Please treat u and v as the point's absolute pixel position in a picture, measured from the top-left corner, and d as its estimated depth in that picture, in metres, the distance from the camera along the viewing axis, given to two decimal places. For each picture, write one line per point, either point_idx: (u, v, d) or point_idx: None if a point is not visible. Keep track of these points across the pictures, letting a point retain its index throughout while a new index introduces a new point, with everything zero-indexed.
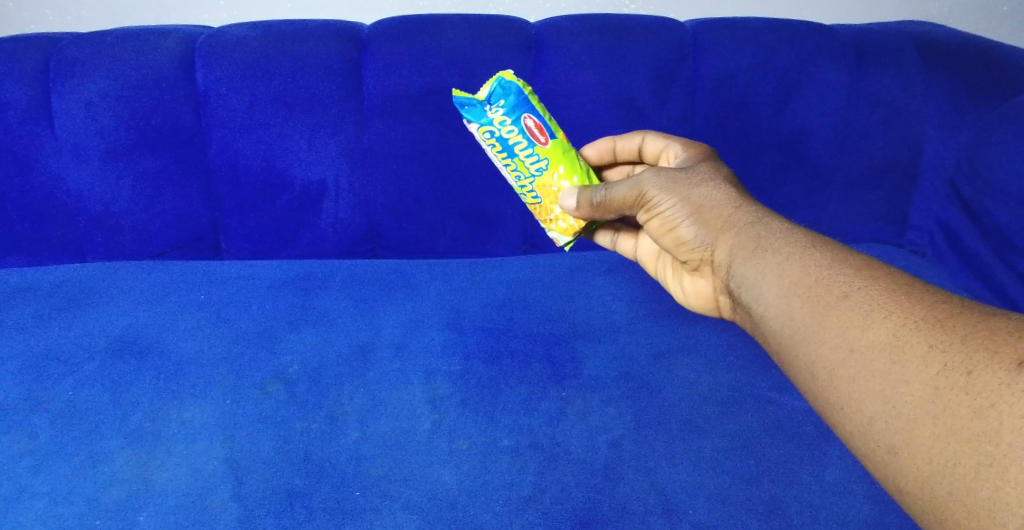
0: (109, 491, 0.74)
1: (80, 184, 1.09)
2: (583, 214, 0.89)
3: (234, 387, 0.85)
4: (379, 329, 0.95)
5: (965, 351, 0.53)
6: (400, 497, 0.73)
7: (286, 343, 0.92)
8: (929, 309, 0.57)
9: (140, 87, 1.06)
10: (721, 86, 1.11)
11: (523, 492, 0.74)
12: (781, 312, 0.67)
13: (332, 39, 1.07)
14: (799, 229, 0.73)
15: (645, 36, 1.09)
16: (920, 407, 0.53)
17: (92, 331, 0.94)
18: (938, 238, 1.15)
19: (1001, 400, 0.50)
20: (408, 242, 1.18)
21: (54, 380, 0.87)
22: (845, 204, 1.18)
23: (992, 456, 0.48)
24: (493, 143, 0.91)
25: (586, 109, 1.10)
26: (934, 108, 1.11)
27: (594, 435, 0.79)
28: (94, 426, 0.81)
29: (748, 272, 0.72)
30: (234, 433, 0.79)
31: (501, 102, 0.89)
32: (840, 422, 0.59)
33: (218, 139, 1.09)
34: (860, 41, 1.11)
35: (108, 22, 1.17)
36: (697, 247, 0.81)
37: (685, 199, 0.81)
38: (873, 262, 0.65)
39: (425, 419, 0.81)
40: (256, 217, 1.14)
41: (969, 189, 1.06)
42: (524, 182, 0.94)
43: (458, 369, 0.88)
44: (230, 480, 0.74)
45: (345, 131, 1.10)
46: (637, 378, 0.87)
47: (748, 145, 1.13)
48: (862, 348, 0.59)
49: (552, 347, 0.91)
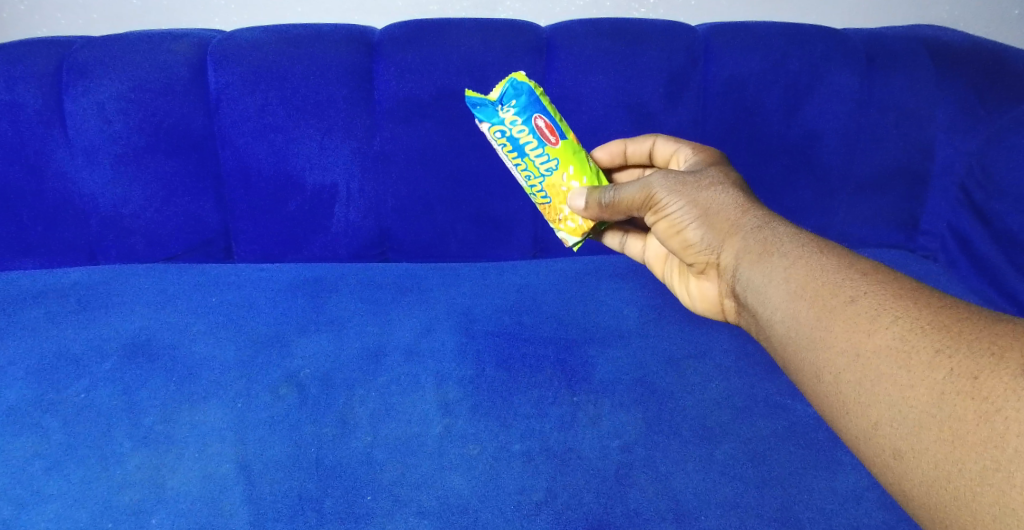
0: (120, 493, 0.77)
1: (94, 187, 1.13)
2: (591, 214, 0.93)
3: (246, 391, 0.89)
4: (391, 335, 0.98)
5: (971, 356, 0.59)
6: (413, 502, 0.77)
7: (297, 346, 0.96)
8: (935, 315, 0.63)
9: (154, 92, 1.09)
10: (732, 90, 1.14)
11: (534, 496, 0.78)
12: (790, 315, 0.73)
13: (344, 43, 1.11)
14: (805, 233, 0.80)
15: (658, 41, 1.12)
16: (924, 409, 0.59)
17: (105, 332, 0.98)
18: (950, 242, 1.19)
19: (1006, 405, 0.54)
20: (420, 247, 1.22)
21: (66, 382, 0.91)
22: (856, 208, 1.22)
23: (997, 461, 0.53)
24: (504, 143, 0.94)
25: (596, 114, 1.14)
26: (944, 112, 1.15)
27: (606, 441, 0.83)
28: (105, 429, 0.84)
29: (754, 275, 0.80)
30: (245, 437, 0.83)
31: (512, 102, 0.92)
32: (848, 424, 0.64)
33: (230, 142, 1.13)
34: (870, 45, 1.15)
35: (119, 26, 1.20)
36: (703, 250, 0.88)
37: (693, 202, 0.88)
38: (881, 268, 0.72)
39: (435, 424, 0.85)
40: (267, 219, 1.17)
41: (980, 194, 1.12)
42: (534, 182, 0.97)
43: (469, 373, 0.92)
44: (243, 483, 0.78)
45: (357, 135, 1.14)
46: (647, 382, 0.91)
47: (761, 150, 1.17)
48: (869, 352, 0.64)
49: (564, 353, 0.95)
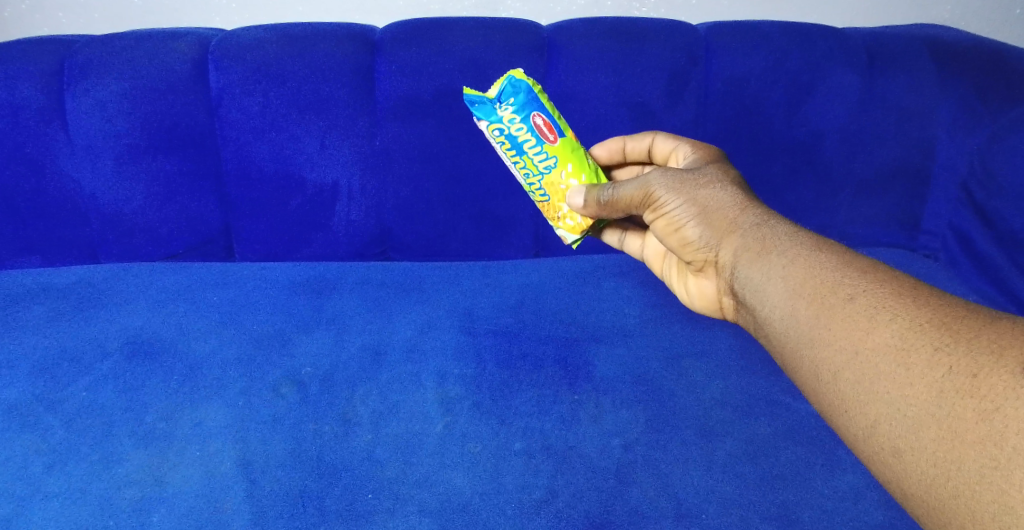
0: (122, 491, 0.80)
1: (95, 186, 1.15)
2: (589, 212, 0.96)
3: (247, 390, 0.91)
4: (391, 332, 1.01)
5: (971, 354, 0.60)
6: (414, 499, 0.79)
7: (297, 344, 0.99)
8: (934, 313, 0.65)
9: (154, 91, 1.11)
10: (733, 89, 1.17)
11: (534, 495, 0.79)
12: (788, 313, 0.75)
13: (344, 42, 1.12)
14: (803, 232, 0.82)
15: (658, 40, 1.14)
16: (924, 407, 0.60)
17: (106, 330, 1.01)
18: (952, 242, 1.21)
19: (1006, 403, 0.56)
20: (419, 245, 1.24)
21: (68, 380, 0.93)
22: (857, 209, 1.25)
23: (997, 459, 0.54)
24: (503, 141, 0.96)
25: (596, 112, 1.16)
26: (945, 110, 1.17)
27: (607, 439, 0.85)
28: (106, 427, 0.87)
29: (752, 274, 0.81)
30: (245, 435, 0.85)
31: (511, 100, 0.94)
32: (846, 422, 0.66)
33: (231, 140, 1.15)
34: (871, 45, 1.17)
35: (119, 25, 1.22)
36: (701, 248, 0.90)
37: (692, 200, 0.89)
38: (880, 266, 0.73)
39: (437, 422, 0.87)
40: (268, 219, 1.20)
41: (981, 193, 1.13)
42: (533, 179, 0.99)
43: (470, 372, 0.95)
44: (244, 481, 0.80)
45: (358, 134, 1.16)
46: (648, 380, 0.94)
47: (762, 149, 1.20)
48: (868, 350, 0.66)
49: (564, 351, 0.98)
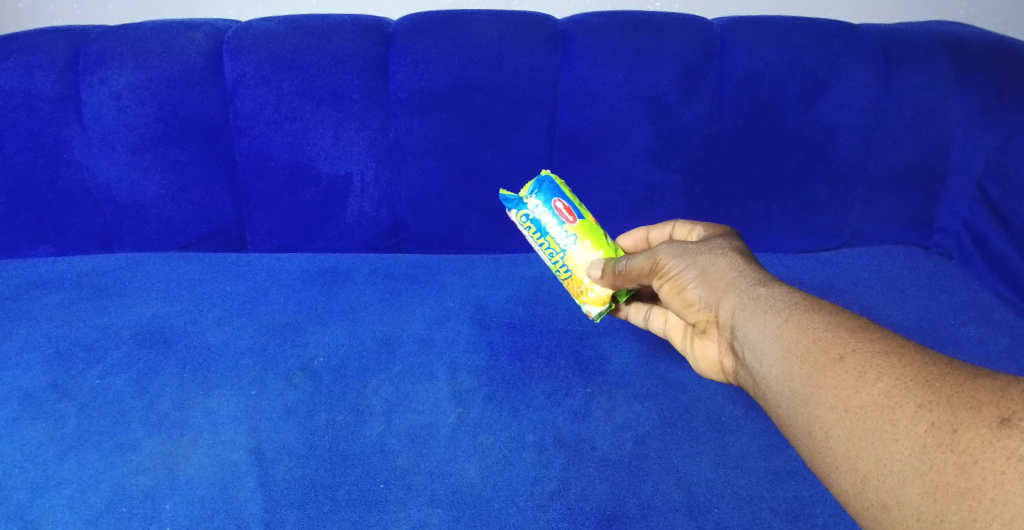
0: (134, 478, 0.85)
1: (109, 176, 1.20)
2: (606, 282, 0.96)
3: (260, 380, 0.97)
4: (403, 326, 1.07)
5: (951, 410, 0.58)
6: (426, 490, 0.84)
7: (310, 336, 1.05)
8: (918, 370, 0.63)
9: (171, 83, 1.16)
10: (748, 84, 1.21)
11: (547, 488, 0.84)
12: (783, 374, 0.71)
13: (360, 34, 1.17)
14: (800, 291, 0.78)
15: (671, 37, 1.19)
16: (906, 464, 0.58)
17: (120, 320, 1.07)
18: (965, 240, 1.29)
19: (982, 457, 0.54)
20: (430, 238, 1.30)
21: (82, 368, 0.99)
22: (873, 205, 1.31)
23: (975, 512, 0.53)
24: (528, 226, 1.02)
25: (610, 108, 1.21)
26: (962, 108, 1.23)
27: (619, 433, 0.91)
28: (118, 415, 0.92)
29: (750, 331, 0.77)
30: (258, 424, 0.91)
31: (535, 190, 1.01)
32: (838, 479, 0.64)
33: (246, 132, 1.20)
34: (886, 42, 1.22)
35: (134, 16, 1.27)
36: (702, 309, 0.85)
37: (693, 263, 0.85)
38: (869, 324, 0.70)
39: (450, 413, 0.93)
40: (281, 210, 1.25)
41: (998, 192, 1.22)
42: (557, 258, 1.01)
43: (482, 364, 1.01)
44: (256, 469, 0.86)
45: (371, 126, 1.21)
46: (661, 375, 1.00)
47: (773, 145, 1.25)
48: (856, 408, 0.63)
49: (577, 346, 1.05)
